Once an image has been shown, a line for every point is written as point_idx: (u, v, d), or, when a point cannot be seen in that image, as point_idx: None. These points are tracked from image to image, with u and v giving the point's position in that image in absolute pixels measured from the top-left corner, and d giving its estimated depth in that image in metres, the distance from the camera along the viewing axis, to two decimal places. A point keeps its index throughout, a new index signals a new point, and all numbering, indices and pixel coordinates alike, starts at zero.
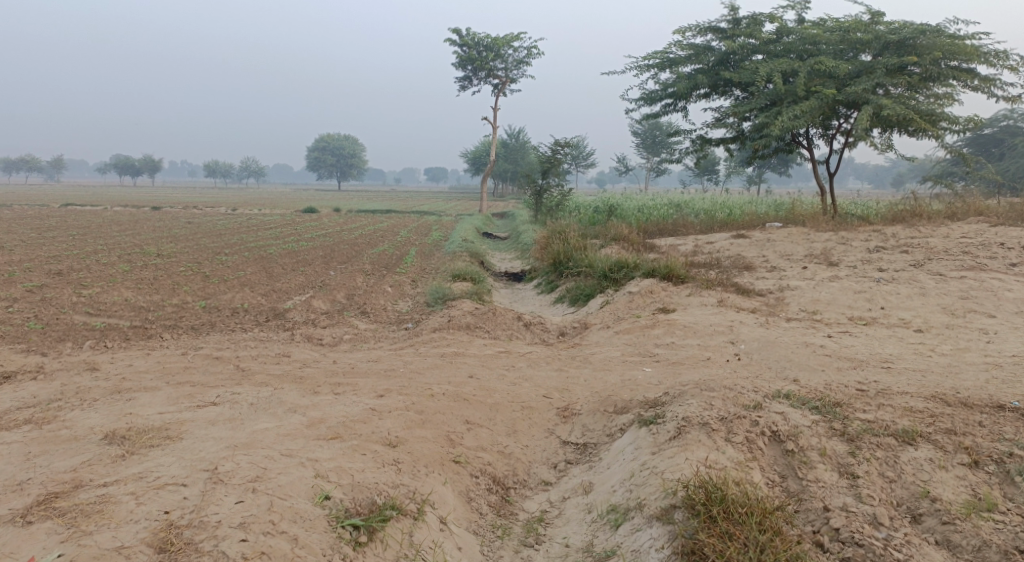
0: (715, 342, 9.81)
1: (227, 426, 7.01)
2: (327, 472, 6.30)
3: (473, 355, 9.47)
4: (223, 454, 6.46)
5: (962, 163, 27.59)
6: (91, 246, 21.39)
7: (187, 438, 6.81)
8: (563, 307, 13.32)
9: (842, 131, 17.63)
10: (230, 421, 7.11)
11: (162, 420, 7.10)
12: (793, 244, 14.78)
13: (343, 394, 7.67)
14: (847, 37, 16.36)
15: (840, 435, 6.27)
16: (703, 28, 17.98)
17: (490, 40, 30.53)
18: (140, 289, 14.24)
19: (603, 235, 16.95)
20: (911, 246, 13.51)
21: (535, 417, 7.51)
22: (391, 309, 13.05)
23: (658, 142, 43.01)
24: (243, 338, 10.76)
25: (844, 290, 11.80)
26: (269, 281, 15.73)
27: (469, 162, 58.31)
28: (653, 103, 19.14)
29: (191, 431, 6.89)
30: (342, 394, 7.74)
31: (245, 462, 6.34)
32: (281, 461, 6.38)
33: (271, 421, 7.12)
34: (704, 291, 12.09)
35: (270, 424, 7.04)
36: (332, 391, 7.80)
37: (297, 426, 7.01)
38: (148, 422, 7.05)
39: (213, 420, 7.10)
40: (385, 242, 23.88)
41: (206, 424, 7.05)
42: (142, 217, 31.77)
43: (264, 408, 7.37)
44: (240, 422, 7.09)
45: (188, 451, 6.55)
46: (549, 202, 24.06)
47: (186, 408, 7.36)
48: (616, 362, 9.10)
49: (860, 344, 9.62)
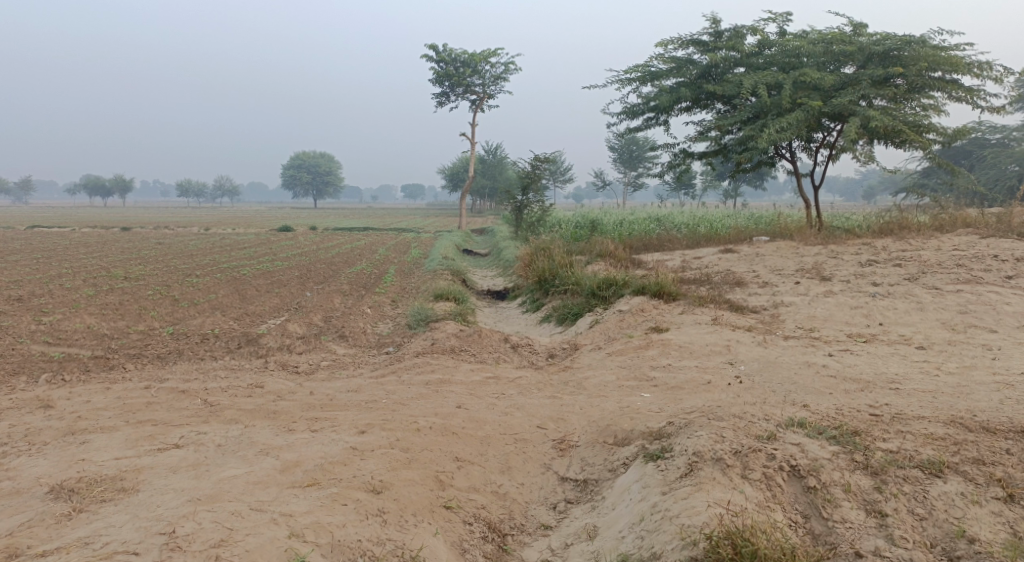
0: (713, 363, 9.33)
1: (191, 474, 6.43)
2: (303, 530, 5.82)
3: (459, 382, 8.92)
4: (183, 512, 5.92)
5: (936, 175, 27.48)
6: (56, 269, 20.67)
7: (145, 490, 6.24)
8: (550, 326, 12.84)
9: (826, 144, 17.28)
10: (195, 467, 6.54)
11: (117, 468, 6.52)
12: (783, 259, 14.38)
13: (320, 432, 7.10)
14: (830, 48, 16.01)
15: (864, 468, 5.81)
16: (684, 41, 17.62)
17: (467, 56, 30.12)
18: (105, 315, 13.63)
19: (587, 251, 16.48)
20: (904, 259, 13.13)
21: (530, 450, 6.99)
22: (370, 333, 12.50)
23: (635, 157, 42.76)
24: (212, 368, 10.17)
25: (840, 306, 11.39)
26: (242, 303, 15.13)
27: (447, 179, 57.88)
28: (634, 117, 18.74)
29: (150, 482, 6.32)
30: (319, 430, 7.18)
31: (208, 521, 5.83)
32: (251, 519, 5.88)
33: (240, 466, 6.55)
34: (697, 309, 11.63)
35: (239, 470, 6.46)
36: (309, 428, 7.22)
37: (270, 471, 6.45)
38: (102, 471, 6.46)
39: (176, 466, 6.53)
40: (363, 261, 23.31)
41: (167, 472, 6.48)
42: (113, 238, 31.03)
43: (234, 450, 6.80)
44: (206, 468, 6.51)
45: (144, 508, 6.01)
46: (529, 218, 23.59)
47: (146, 451, 6.77)
48: (611, 387, 8.59)
49: (863, 363, 9.18)
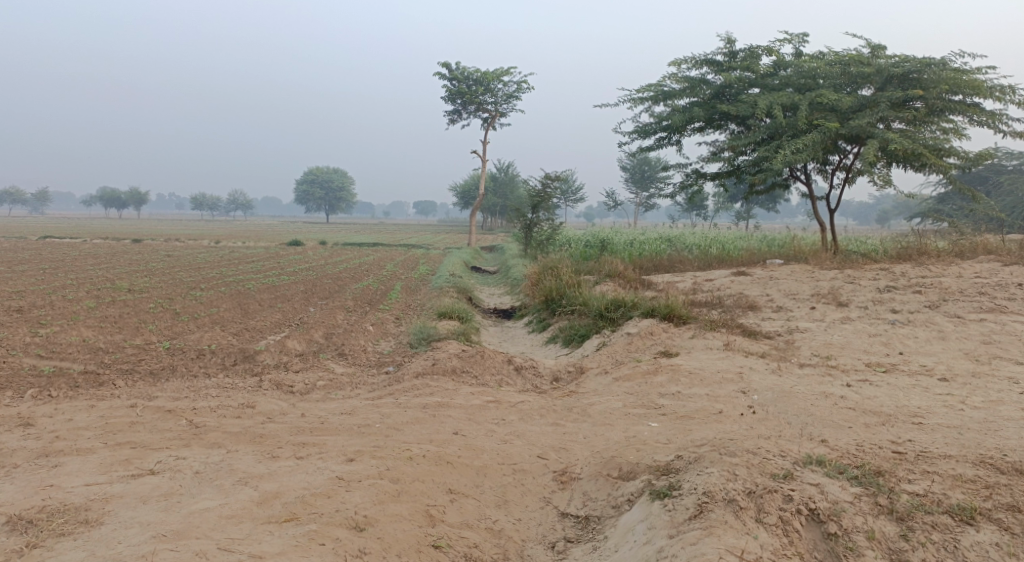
0: (725, 392, 8.90)
1: (161, 505, 6.08)
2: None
3: (458, 406, 8.52)
4: (144, 550, 5.59)
5: (951, 201, 27.02)
6: (59, 280, 20.40)
7: (109, 523, 5.89)
8: (556, 348, 12.44)
9: (842, 166, 16.88)
10: (166, 497, 6.18)
11: (85, 496, 6.17)
12: (799, 283, 13.93)
13: (306, 460, 6.72)
14: (847, 70, 15.61)
15: (888, 513, 5.40)
16: (698, 61, 17.28)
17: (479, 74, 29.86)
18: (102, 328, 13.28)
19: (596, 271, 16.08)
20: (924, 285, 12.68)
21: (529, 482, 6.59)
22: (370, 351, 12.11)
23: (647, 177, 42.36)
24: (203, 386, 9.80)
25: (857, 333, 10.95)
26: (243, 318, 14.78)
27: (458, 196, 57.57)
28: (646, 136, 18.38)
29: (115, 514, 5.97)
30: (305, 457, 6.79)
31: None
32: (217, 560, 5.55)
33: (216, 497, 6.18)
34: (708, 333, 11.21)
35: (213, 502, 6.10)
36: (295, 455, 6.84)
37: (246, 504, 6.09)
38: (68, 500, 6.11)
39: (146, 496, 6.17)
40: (370, 277, 22.95)
41: (136, 502, 6.12)
42: (120, 250, 30.80)
43: (211, 478, 6.43)
44: (178, 499, 6.14)
45: (102, 545, 5.67)
46: (539, 236, 23.21)
47: (118, 478, 6.41)
48: (617, 415, 8.17)
49: (883, 395, 8.73)
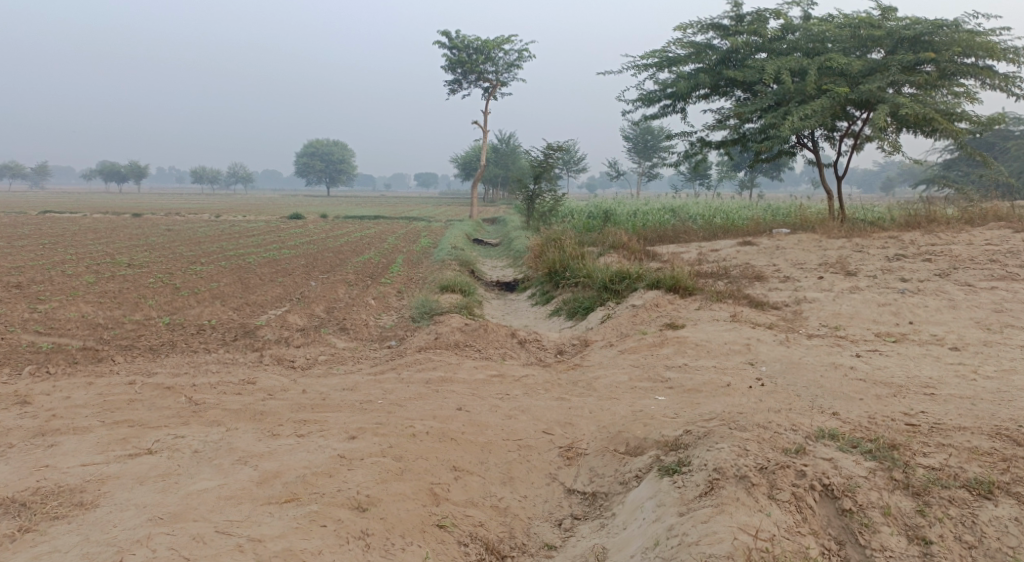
0: (733, 364, 8.77)
1: (158, 486, 5.97)
2: (271, 558, 5.35)
3: (461, 381, 8.39)
4: (141, 534, 5.49)
5: (956, 168, 26.78)
6: (59, 255, 20.28)
7: (105, 505, 5.79)
8: (560, 320, 12.30)
9: (851, 133, 16.65)
10: (164, 477, 6.08)
11: (81, 478, 6.07)
12: (805, 252, 13.75)
13: (307, 438, 6.59)
14: (857, 33, 15.33)
15: (904, 488, 5.28)
16: (703, 26, 16.98)
17: (480, 43, 29.48)
18: (102, 303, 13.17)
19: (600, 242, 15.90)
20: (933, 253, 12.49)
21: (534, 458, 6.47)
22: (372, 325, 11.99)
23: (650, 147, 42.04)
24: (204, 362, 9.68)
25: (866, 302, 10.78)
26: (244, 293, 14.65)
27: (459, 169, 57.24)
28: (650, 104, 18.12)
29: (111, 496, 5.87)
30: (306, 434, 6.68)
31: (166, 546, 5.39)
32: (216, 543, 5.44)
33: (214, 477, 6.07)
34: (714, 304, 11.05)
35: (211, 482, 5.99)
36: (296, 433, 6.71)
37: (245, 485, 5.98)
38: (64, 482, 6.01)
39: (143, 477, 6.06)
40: (372, 250, 22.79)
41: (133, 483, 6.02)
42: (121, 224, 30.65)
43: (210, 458, 6.32)
44: (176, 480, 6.04)
45: (97, 528, 5.57)
46: (542, 207, 23.01)
47: (115, 457, 6.31)
48: (623, 389, 8.03)
49: (894, 365, 8.59)
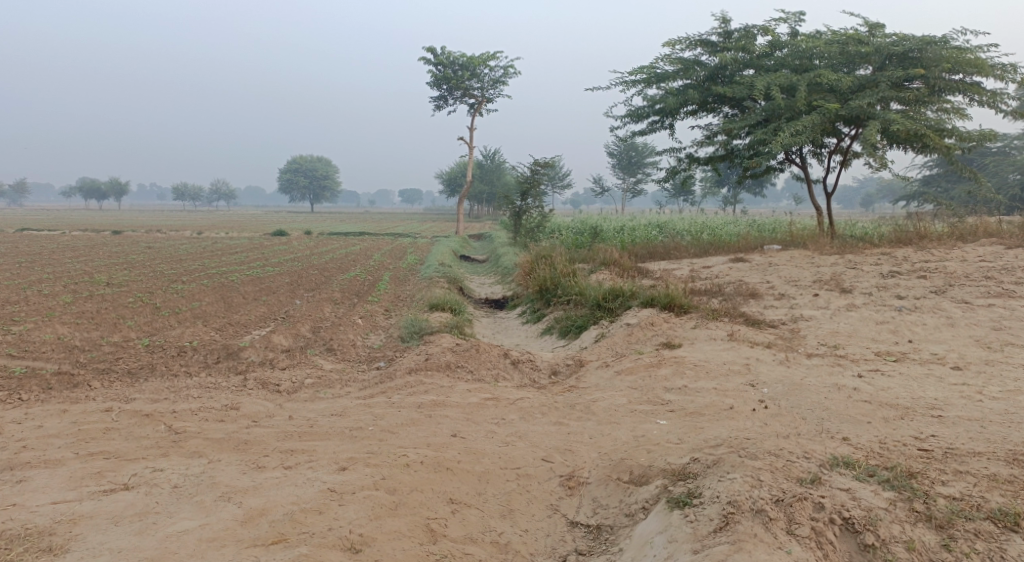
0: (734, 385, 8.52)
1: (134, 528, 5.69)
2: None
3: (454, 405, 8.09)
4: None
5: (935, 184, 26.80)
6: (37, 274, 19.83)
7: (76, 550, 5.51)
8: (552, 340, 12.04)
9: (839, 150, 16.52)
10: (141, 517, 5.79)
11: (51, 518, 5.78)
12: (799, 269, 13.56)
13: (295, 470, 6.30)
14: (846, 50, 15.22)
15: (927, 520, 5.18)
16: (692, 42, 16.85)
17: (466, 59, 29.30)
18: (79, 325, 12.77)
19: (590, 259, 15.66)
20: (928, 270, 12.33)
21: (534, 488, 6.20)
22: (359, 346, 11.67)
23: (634, 163, 41.97)
24: (184, 386, 9.34)
25: (864, 320, 10.59)
26: (226, 312, 14.29)
27: (444, 185, 56.94)
28: (638, 120, 17.95)
29: (83, 539, 5.59)
30: (293, 466, 6.38)
31: None
32: None
33: (195, 516, 5.79)
34: (711, 323, 10.81)
35: (191, 523, 5.72)
36: (282, 464, 6.42)
37: (229, 524, 5.71)
38: (33, 524, 5.73)
39: (118, 517, 5.78)
40: (356, 267, 22.44)
41: (107, 524, 5.74)
42: (100, 242, 30.14)
43: (190, 494, 6.03)
44: (153, 520, 5.76)
45: None
46: (528, 224, 22.76)
47: (89, 494, 6.02)
48: (622, 412, 7.76)
49: (897, 386, 8.37)
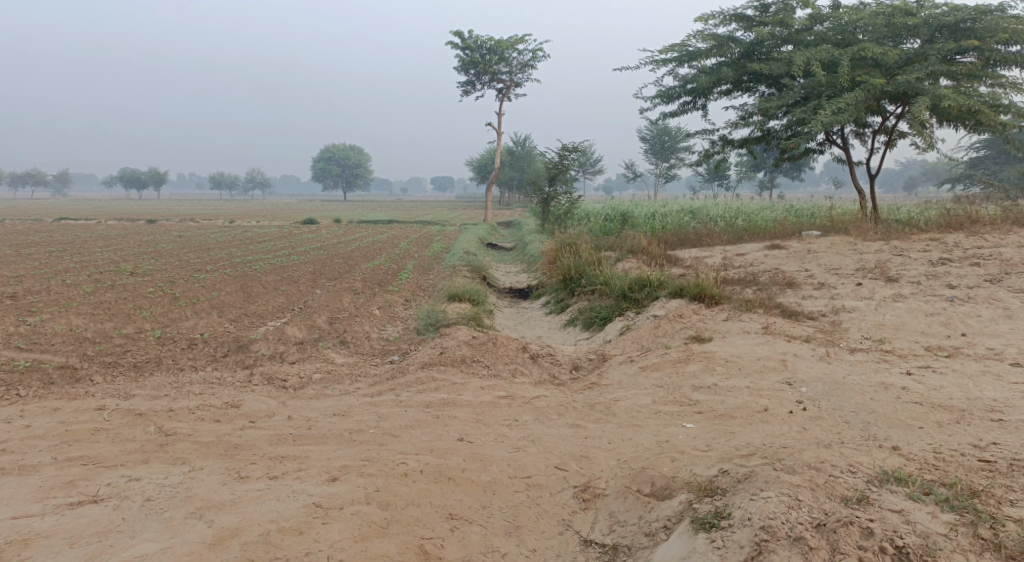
0: (769, 384, 7.86)
1: (90, 551, 5.40)
2: None
3: (465, 404, 7.52)
4: None
5: (981, 166, 25.74)
6: (62, 263, 19.57)
7: None
8: (575, 331, 11.44)
9: (883, 129, 15.70)
10: (101, 537, 5.50)
11: (7, 535, 5.53)
12: (839, 256, 12.80)
13: (282, 482, 5.93)
14: (892, 22, 14.41)
15: (995, 549, 4.78)
16: (726, 18, 16.07)
17: (493, 43, 28.65)
18: (93, 315, 12.39)
19: (618, 247, 14.99)
20: (982, 257, 11.51)
21: (545, 501, 5.78)
22: (375, 338, 11.15)
23: (667, 148, 41.07)
24: (187, 382, 8.86)
25: (912, 311, 9.85)
26: (244, 303, 13.84)
27: (476, 172, 56.30)
28: (669, 101, 17.22)
29: None
30: (278, 476, 6.01)
31: None
32: None
33: (160, 537, 5.48)
34: (744, 315, 10.13)
35: (154, 545, 5.41)
36: (268, 474, 6.04)
37: (197, 547, 5.39)
38: None
39: (75, 537, 5.50)
40: (383, 256, 21.93)
41: (62, 545, 5.45)
42: (131, 231, 29.93)
43: (160, 510, 5.71)
44: (113, 540, 5.47)
45: None
46: (557, 211, 22.10)
47: (52, 509, 5.74)
48: (646, 414, 7.15)
49: (951, 386, 7.67)
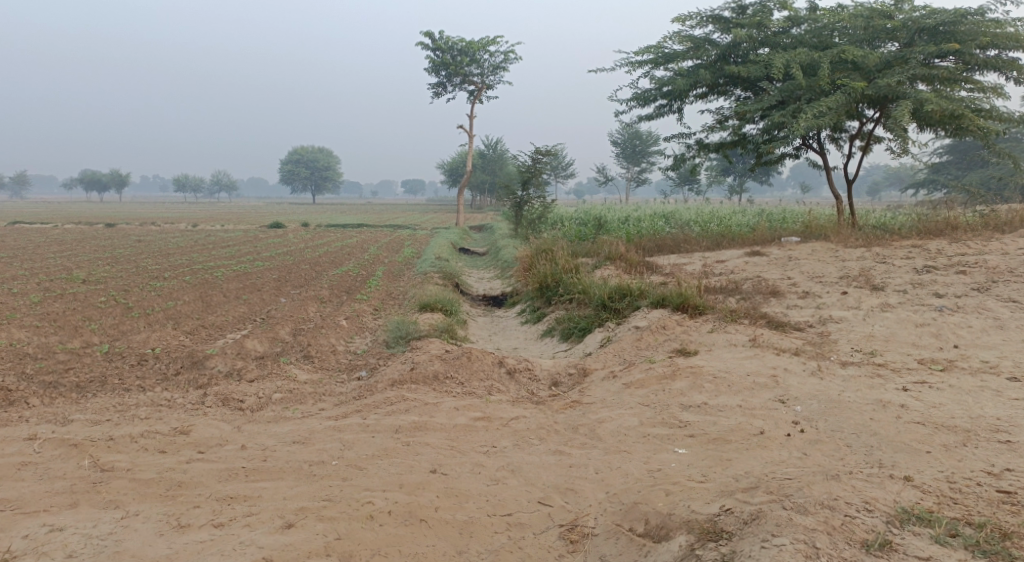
0: (761, 402, 7.38)
1: None
2: None
3: (437, 428, 6.95)
4: None
5: (946, 171, 25.59)
6: (14, 271, 18.68)
7: None
8: (553, 343, 10.92)
9: (860, 133, 15.35)
10: None
11: None
12: (822, 263, 12.39)
13: (229, 531, 5.51)
14: (870, 25, 14.04)
15: None
16: (703, 19, 15.65)
17: (464, 44, 28.09)
18: (39, 328, 11.65)
19: (594, 253, 14.49)
20: (968, 265, 11.14)
21: (528, 544, 5.40)
22: (340, 352, 10.53)
23: (638, 152, 40.73)
24: (133, 405, 8.23)
25: (902, 322, 9.43)
26: (202, 313, 13.15)
27: (447, 175, 55.65)
28: (644, 104, 16.76)
29: None
30: (224, 524, 5.58)
31: None
32: None
33: None
34: (730, 326, 9.64)
35: None
36: (213, 521, 5.61)
37: None
38: None
39: None
40: (351, 261, 21.28)
41: None
42: (90, 236, 28.92)
43: None
44: None
45: None
46: (530, 215, 21.56)
47: None
48: (633, 438, 6.63)
49: (950, 403, 7.22)
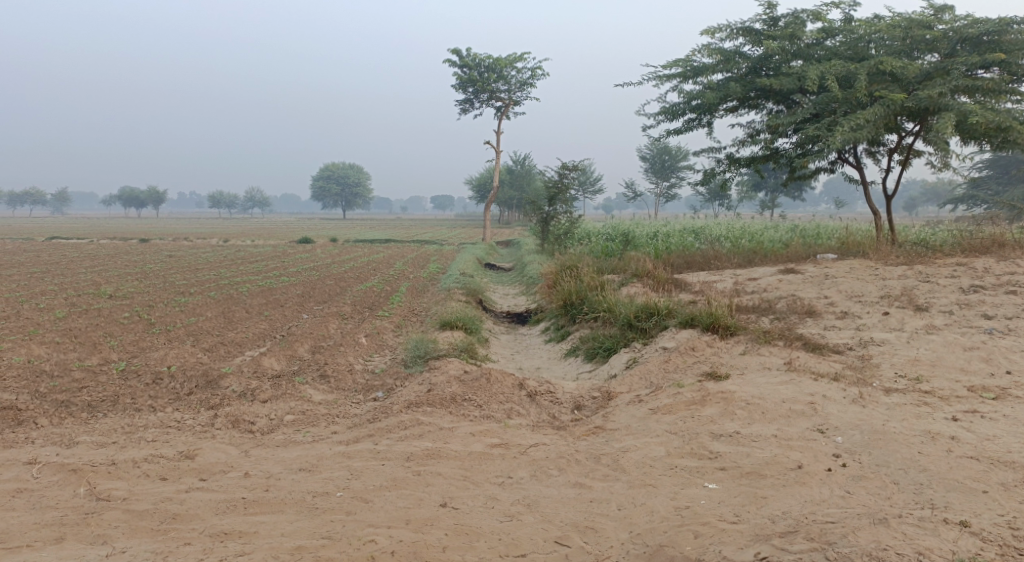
0: (798, 432, 6.88)
1: None
2: None
3: (450, 456, 6.52)
4: None
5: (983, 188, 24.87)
6: (41, 286, 18.59)
7: None
8: (576, 364, 10.46)
9: (899, 147, 14.78)
10: None
11: None
12: (861, 281, 11.83)
13: None
14: (910, 35, 13.51)
15: None
16: (734, 31, 15.19)
17: (491, 60, 27.83)
18: (57, 344, 11.41)
19: (622, 270, 14.01)
20: (1018, 285, 10.55)
21: None
22: (358, 371, 10.13)
23: (668, 168, 40.21)
24: (141, 426, 7.89)
25: (949, 345, 8.88)
26: (222, 330, 12.84)
27: (476, 191, 55.47)
28: (673, 118, 16.31)
29: None
30: None
31: None
32: None
33: None
34: (763, 347, 9.12)
35: None
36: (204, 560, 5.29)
37: None
38: None
39: None
40: (376, 277, 20.94)
41: None
42: (121, 251, 28.93)
43: None
44: None
45: None
46: (557, 230, 21.11)
47: None
48: (660, 470, 6.17)
49: (1006, 436, 6.68)
